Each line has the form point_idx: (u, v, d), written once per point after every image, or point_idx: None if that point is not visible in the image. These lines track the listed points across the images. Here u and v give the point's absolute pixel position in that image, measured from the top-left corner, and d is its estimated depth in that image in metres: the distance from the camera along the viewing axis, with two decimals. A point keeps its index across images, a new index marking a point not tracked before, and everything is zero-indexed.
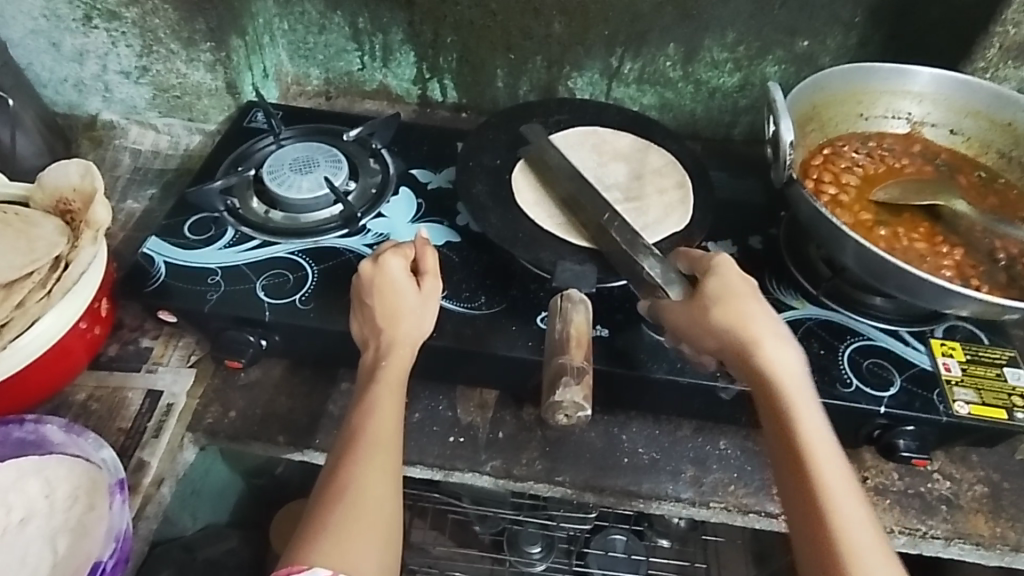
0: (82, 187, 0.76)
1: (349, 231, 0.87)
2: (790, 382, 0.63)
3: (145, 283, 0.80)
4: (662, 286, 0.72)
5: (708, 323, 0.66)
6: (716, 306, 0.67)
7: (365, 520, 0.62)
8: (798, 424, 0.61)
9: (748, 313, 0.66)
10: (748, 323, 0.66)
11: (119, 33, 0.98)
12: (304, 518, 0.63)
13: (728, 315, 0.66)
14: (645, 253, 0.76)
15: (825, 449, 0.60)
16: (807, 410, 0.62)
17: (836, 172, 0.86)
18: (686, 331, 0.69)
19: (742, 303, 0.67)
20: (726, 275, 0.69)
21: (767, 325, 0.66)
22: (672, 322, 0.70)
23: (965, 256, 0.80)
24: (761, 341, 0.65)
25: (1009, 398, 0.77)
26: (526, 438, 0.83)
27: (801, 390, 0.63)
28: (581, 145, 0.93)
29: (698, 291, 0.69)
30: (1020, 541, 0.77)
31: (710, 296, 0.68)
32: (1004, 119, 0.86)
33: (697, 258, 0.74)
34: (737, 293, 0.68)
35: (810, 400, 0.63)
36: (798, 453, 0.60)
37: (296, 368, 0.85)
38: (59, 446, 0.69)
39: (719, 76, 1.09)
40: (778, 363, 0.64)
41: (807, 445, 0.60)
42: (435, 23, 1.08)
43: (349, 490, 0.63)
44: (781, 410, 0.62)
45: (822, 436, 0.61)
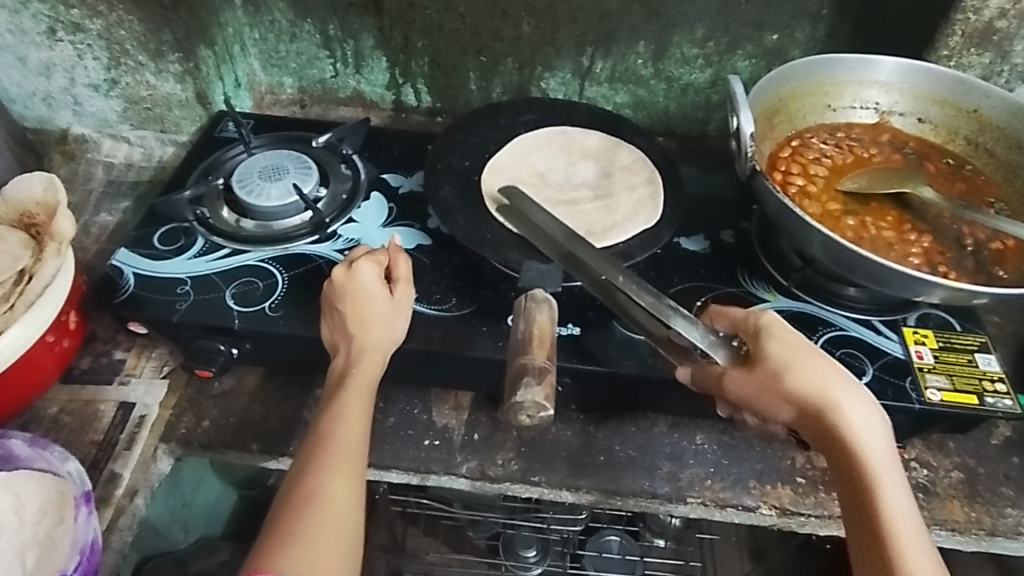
0: (46, 201, 0.76)
1: (320, 237, 0.87)
2: (873, 454, 0.61)
3: (114, 294, 0.79)
4: (707, 353, 0.67)
5: (782, 392, 0.62)
6: (789, 373, 0.62)
7: (331, 528, 0.62)
8: (881, 499, 0.59)
9: (824, 379, 0.62)
10: (826, 389, 0.62)
11: (85, 45, 0.98)
12: (269, 525, 0.63)
13: (805, 384, 0.62)
14: (673, 314, 0.67)
15: (907, 526, 0.59)
16: (892, 484, 0.60)
17: (804, 164, 0.86)
18: (751, 399, 0.64)
19: (817, 367, 0.63)
20: (786, 337, 0.65)
21: (846, 390, 0.62)
22: (730, 391, 0.65)
23: (933, 243, 0.80)
24: (842, 408, 0.62)
25: (980, 384, 0.77)
26: (501, 439, 0.82)
27: (886, 461, 0.61)
28: (549, 146, 0.94)
29: (761, 354, 0.64)
30: (997, 526, 0.77)
31: (778, 362, 0.63)
32: (969, 106, 0.86)
33: (739, 318, 0.69)
34: (807, 356, 0.63)
35: (895, 472, 0.61)
36: (882, 532, 0.59)
37: (270, 376, 0.85)
38: (26, 461, 0.69)
39: (690, 72, 1.09)
40: (862, 432, 0.61)
41: (893, 528, 0.58)
42: (405, 28, 1.08)
43: (316, 497, 0.63)
44: (866, 484, 0.60)
45: (908, 515, 0.59)
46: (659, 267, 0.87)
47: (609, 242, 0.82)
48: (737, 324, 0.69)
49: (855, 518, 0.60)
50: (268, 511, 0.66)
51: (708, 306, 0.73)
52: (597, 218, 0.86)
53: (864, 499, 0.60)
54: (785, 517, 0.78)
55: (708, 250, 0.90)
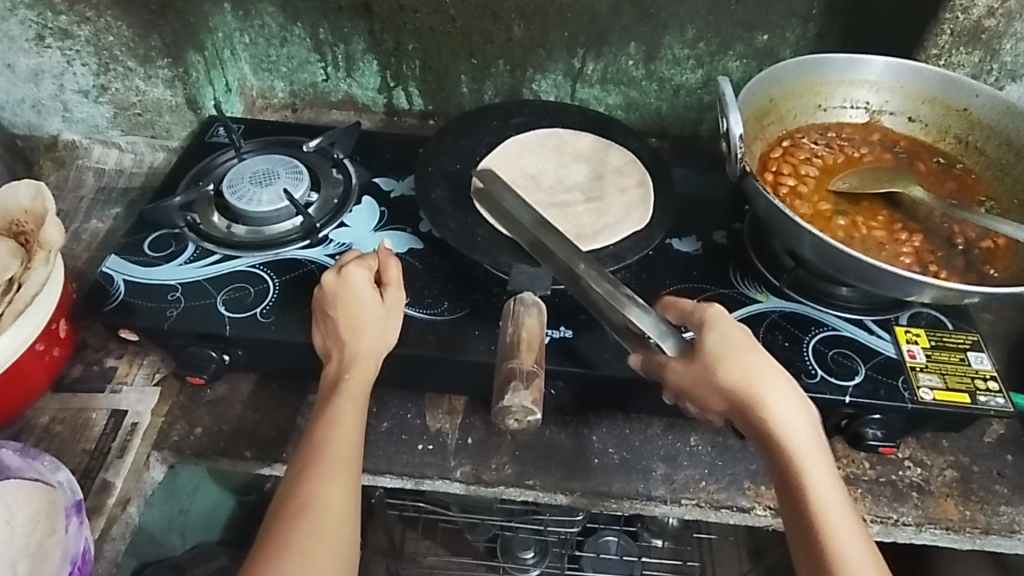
0: (35, 209, 0.75)
1: (311, 242, 0.87)
2: (800, 443, 0.62)
3: (104, 302, 0.79)
4: (656, 341, 0.66)
5: (715, 383, 0.63)
6: (722, 366, 0.64)
7: (327, 538, 0.62)
8: (810, 488, 0.60)
9: (754, 370, 0.64)
10: (755, 381, 0.63)
11: (74, 51, 0.98)
12: (263, 535, 0.63)
13: (735, 376, 0.63)
14: (628, 304, 0.68)
15: (837, 513, 0.60)
16: (820, 474, 0.61)
17: (795, 164, 0.87)
18: (691, 392, 0.65)
19: (748, 359, 0.64)
20: (723, 329, 0.66)
21: (777, 383, 0.64)
22: (672, 381, 0.65)
23: (924, 242, 0.80)
24: (769, 400, 0.63)
25: (973, 382, 0.77)
26: (495, 442, 0.82)
27: (813, 452, 0.62)
28: (540, 148, 0.94)
29: (697, 345, 0.66)
30: (990, 523, 0.77)
31: (712, 355, 0.64)
32: (959, 105, 0.87)
33: (684, 310, 0.70)
34: (740, 347, 0.65)
35: (823, 462, 0.62)
36: (813, 521, 0.59)
37: (264, 382, 0.85)
38: (16, 470, 0.68)
39: (681, 73, 1.09)
40: (788, 422, 0.62)
41: (823, 515, 0.59)
42: (396, 31, 1.08)
43: (311, 507, 0.63)
44: (795, 474, 0.61)
45: (837, 503, 0.60)
46: (651, 269, 0.87)
47: (599, 245, 0.82)
48: (682, 315, 0.70)
49: (789, 510, 0.61)
50: (262, 521, 0.66)
51: (660, 298, 0.75)
52: (589, 220, 0.85)
53: (794, 489, 0.61)
54: (780, 517, 0.78)
55: (700, 251, 0.90)
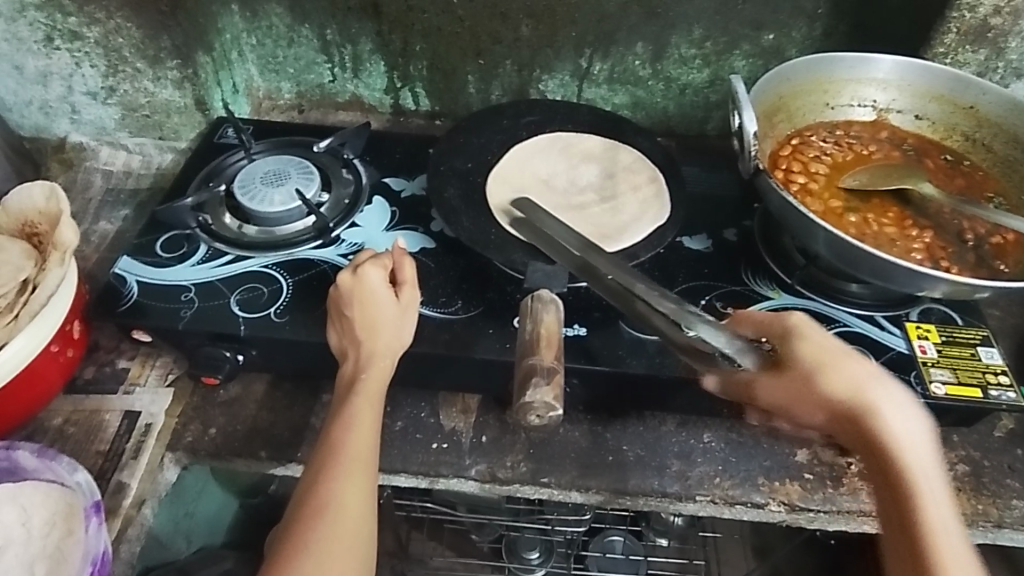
0: (49, 210, 0.75)
1: (323, 242, 0.87)
2: (912, 453, 0.60)
3: (118, 303, 0.79)
4: (734, 358, 0.67)
5: (815, 392, 0.63)
6: (822, 375, 0.63)
7: (347, 538, 0.62)
8: (920, 497, 0.58)
9: (857, 379, 0.63)
10: (865, 389, 0.63)
11: (83, 53, 0.98)
12: (281, 536, 0.63)
13: (839, 386, 0.63)
14: (692, 319, 0.67)
15: (947, 528, 0.57)
16: (930, 481, 0.59)
17: (805, 161, 0.87)
18: (783, 405, 0.66)
19: (847, 366, 0.64)
20: (817, 339, 0.66)
21: (883, 390, 0.63)
22: (762, 397, 0.66)
23: (935, 238, 0.80)
24: (879, 407, 0.62)
25: (984, 377, 0.77)
26: (510, 440, 0.82)
27: (927, 464, 0.60)
28: (549, 149, 0.94)
29: (790, 355, 0.66)
30: (1003, 517, 0.78)
31: (811, 363, 0.64)
32: (966, 103, 0.87)
33: (767, 322, 0.69)
34: (838, 356, 0.64)
35: (935, 469, 0.60)
36: (915, 525, 0.57)
37: (277, 383, 0.84)
38: (33, 472, 0.68)
39: (688, 72, 1.10)
40: (901, 431, 0.61)
41: (931, 527, 0.57)
42: (403, 31, 1.08)
43: (330, 507, 0.63)
44: (897, 479, 0.59)
45: (948, 518, 0.57)
46: (663, 267, 0.87)
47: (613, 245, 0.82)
48: (765, 328, 0.69)
49: (887, 515, 0.59)
50: (280, 522, 0.66)
51: (735, 311, 0.74)
52: (605, 221, 0.86)
53: (895, 493, 0.59)
54: (794, 513, 0.79)
55: (712, 249, 0.90)
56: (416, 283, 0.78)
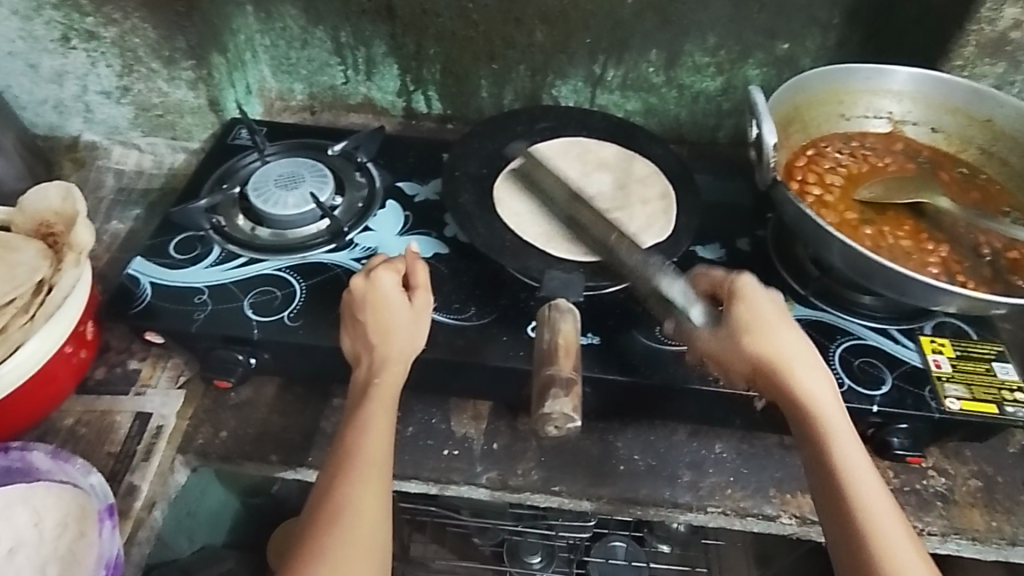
0: (65, 210, 0.76)
1: (337, 245, 0.87)
2: (825, 410, 0.65)
3: (131, 304, 0.79)
4: (683, 308, 0.70)
5: (742, 351, 0.67)
6: (750, 334, 0.67)
7: (361, 544, 0.62)
8: (835, 453, 0.63)
9: (779, 339, 0.67)
10: (781, 350, 0.66)
11: (98, 53, 0.98)
12: (296, 541, 0.63)
13: (761, 346, 0.66)
14: (663, 269, 0.73)
15: (862, 475, 0.62)
16: (841, 433, 0.64)
17: (820, 173, 0.87)
18: (720, 357, 0.69)
19: (772, 328, 0.67)
20: (750, 301, 0.69)
21: (799, 353, 0.67)
22: (702, 348, 0.69)
23: (951, 252, 0.80)
24: (795, 368, 0.66)
25: (999, 393, 0.77)
26: (522, 448, 0.82)
27: (839, 419, 0.65)
28: (566, 153, 0.94)
29: (724, 316, 0.69)
30: (1016, 534, 0.77)
31: (741, 323, 0.67)
32: (982, 116, 0.87)
33: (718, 280, 0.73)
34: (766, 318, 0.68)
35: (846, 424, 0.65)
36: (836, 477, 0.62)
37: (288, 386, 0.84)
38: (46, 473, 0.68)
39: (701, 80, 1.10)
40: (815, 389, 0.65)
41: (848, 477, 0.62)
42: (417, 35, 1.08)
43: (345, 512, 0.63)
44: (816, 435, 0.64)
45: (862, 467, 0.63)
46: (677, 276, 0.87)
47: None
48: (715, 287, 0.73)
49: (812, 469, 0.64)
50: (294, 528, 0.65)
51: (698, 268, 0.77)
52: (613, 230, 0.84)
53: (816, 449, 0.64)
54: (805, 525, 0.79)
55: (725, 259, 0.90)
56: (429, 288, 0.77)
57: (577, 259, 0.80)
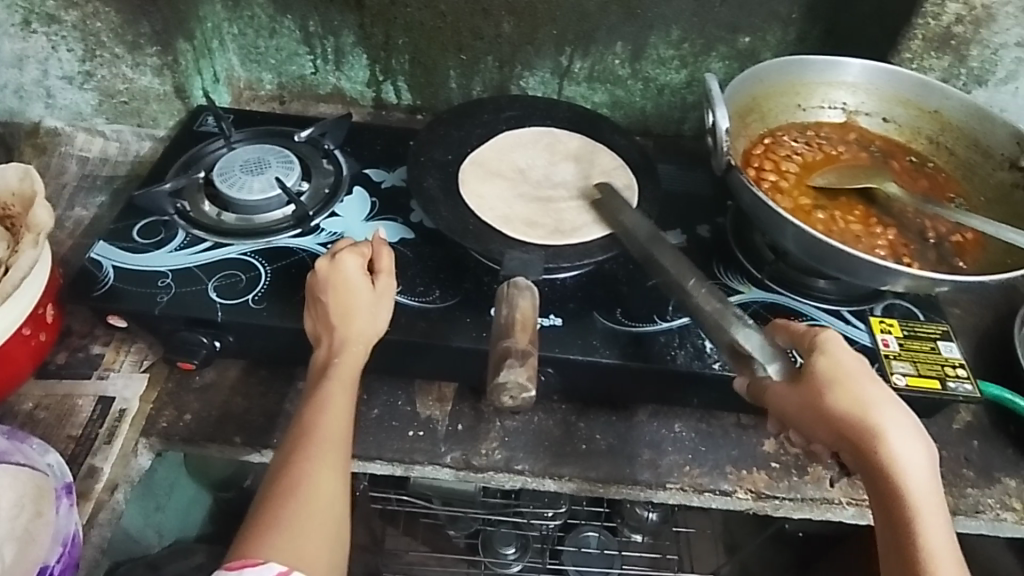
0: (22, 191, 0.75)
1: (302, 230, 0.87)
2: (914, 482, 0.60)
3: (93, 286, 0.78)
4: (757, 361, 0.66)
5: (823, 409, 0.61)
6: (833, 393, 0.62)
7: (316, 516, 0.62)
8: (919, 530, 0.59)
9: (868, 399, 0.62)
10: (870, 413, 0.61)
11: (59, 37, 0.97)
12: (253, 513, 0.64)
13: (848, 408, 0.61)
14: (738, 322, 0.68)
15: (946, 560, 0.58)
16: (931, 515, 0.59)
17: (776, 160, 0.90)
18: (794, 416, 0.63)
19: (859, 384, 0.62)
20: (837, 355, 0.64)
21: (896, 416, 0.61)
22: (776, 404, 0.64)
23: (898, 236, 0.83)
24: (886, 433, 0.61)
25: (943, 369, 0.80)
26: (485, 428, 0.83)
27: (929, 495, 0.60)
28: (537, 142, 0.96)
29: (806, 368, 0.64)
30: (957, 505, 0.81)
31: (826, 379, 0.62)
32: (932, 107, 0.91)
33: (798, 334, 0.68)
34: (851, 374, 0.63)
35: (935, 500, 0.60)
36: (918, 560, 0.58)
37: (253, 369, 0.85)
38: (2, 454, 0.68)
39: (666, 73, 1.12)
40: (906, 458, 0.60)
41: (930, 560, 0.58)
42: (385, 25, 1.09)
43: (301, 485, 0.63)
44: (903, 513, 0.59)
45: (947, 551, 0.58)
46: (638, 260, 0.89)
47: (585, 238, 0.82)
48: (797, 339, 0.68)
49: (891, 545, 0.60)
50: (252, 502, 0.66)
51: (773, 320, 0.73)
52: (570, 216, 0.86)
53: (902, 530, 0.59)
54: (760, 500, 0.81)
55: (685, 245, 0.92)
56: (392, 273, 0.77)
57: (529, 241, 0.81)
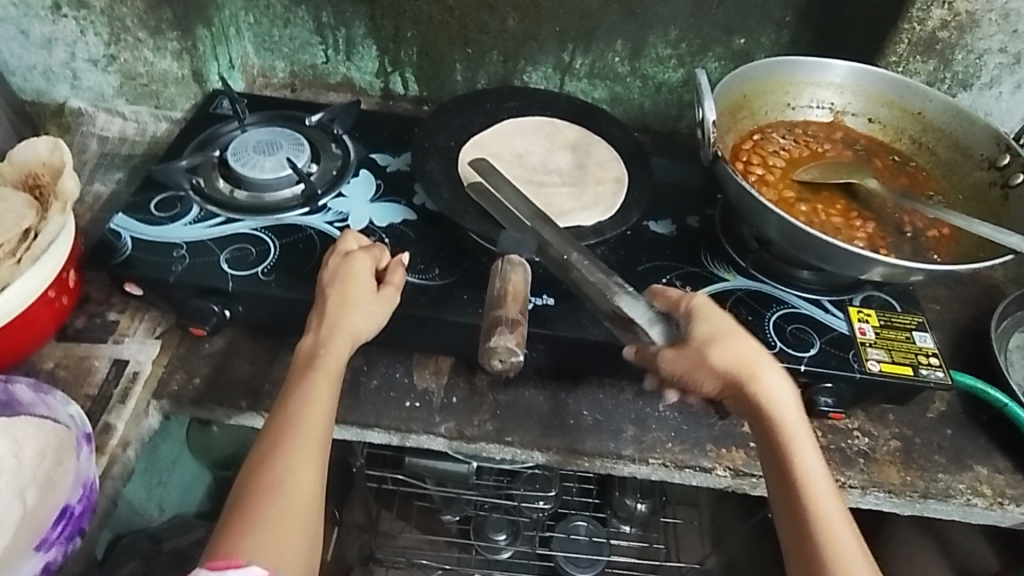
0: (52, 161, 0.81)
1: (310, 209, 0.92)
2: (787, 416, 0.66)
3: (112, 255, 0.83)
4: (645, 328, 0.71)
5: (706, 359, 0.67)
6: (714, 344, 0.68)
7: (296, 513, 0.64)
8: (796, 457, 0.65)
9: (743, 347, 0.68)
10: (746, 358, 0.67)
11: (87, 21, 1.02)
12: (230, 510, 0.64)
13: (728, 358, 0.67)
14: (620, 291, 0.73)
15: (820, 483, 0.64)
16: (806, 446, 0.65)
17: (763, 155, 0.94)
18: (683, 374, 0.68)
19: (735, 336, 0.69)
20: (712, 315, 0.71)
21: (769, 362, 0.68)
22: (666, 368, 0.69)
23: (877, 229, 0.88)
24: (761, 373, 0.67)
25: (916, 357, 0.84)
26: (478, 402, 0.88)
27: (801, 427, 0.66)
28: (538, 130, 1.00)
29: (685, 329, 0.70)
30: (928, 488, 0.84)
31: (705, 334, 0.69)
32: (914, 109, 0.95)
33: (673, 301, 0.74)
34: (725, 328, 0.69)
35: (807, 433, 0.66)
36: (800, 490, 0.63)
37: (260, 339, 0.89)
38: (28, 406, 0.72)
39: (664, 71, 1.16)
40: (778, 394, 0.67)
41: (804, 482, 0.63)
42: (396, 17, 1.13)
43: (286, 481, 0.65)
44: (781, 445, 0.65)
45: (820, 476, 0.64)
46: (629, 246, 0.93)
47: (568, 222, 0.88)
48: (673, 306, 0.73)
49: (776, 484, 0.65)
50: (227, 495, 0.66)
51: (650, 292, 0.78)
52: (558, 202, 0.91)
53: (781, 463, 0.65)
54: (738, 477, 0.85)
55: (674, 234, 0.97)
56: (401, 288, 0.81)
57: None
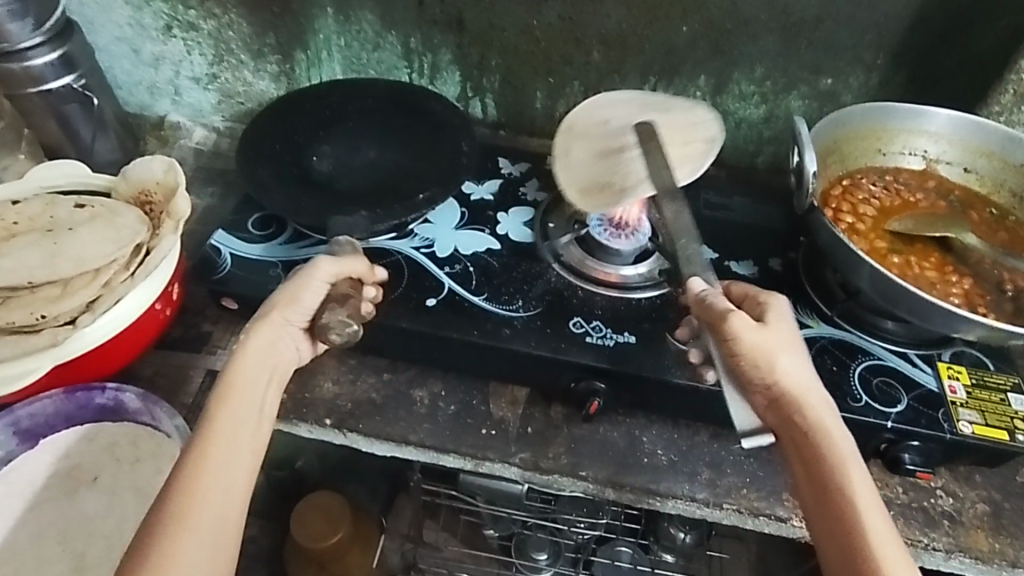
0: (166, 181, 0.86)
1: (398, 234, 0.95)
2: (838, 440, 0.62)
3: (212, 271, 0.87)
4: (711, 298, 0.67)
5: (770, 358, 0.64)
6: (778, 353, 0.65)
7: (214, 508, 0.56)
8: (844, 475, 0.60)
9: (790, 364, 0.65)
10: (797, 372, 0.65)
11: (194, 42, 1.10)
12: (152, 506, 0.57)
13: (792, 373, 0.64)
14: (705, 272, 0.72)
15: (868, 503, 0.59)
16: (859, 469, 0.61)
17: (854, 203, 0.93)
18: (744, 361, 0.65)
19: (788, 347, 0.66)
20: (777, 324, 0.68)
21: (814, 393, 0.64)
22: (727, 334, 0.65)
23: (974, 286, 0.85)
24: (813, 399, 0.64)
25: (1012, 422, 0.82)
26: (553, 433, 0.88)
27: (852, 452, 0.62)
28: (629, 104, 1.01)
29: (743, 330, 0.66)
30: (1018, 558, 0.81)
31: (769, 343, 0.65)
32: (1017, 162, 0.91)
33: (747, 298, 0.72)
34: (782, 340, 0.66)
35: (861, 461, 0.61)
36: (843, 514, 0.59)
37: (344, 358, 0.92)
38: (135, 413, 0.81)
39: (746, 108, 1.16)
40: (830, 419, 0.63)
41: (853, 503, 0.59)
42: (483, 46, 1.15)
43: (200, 484, 0.57)
44: (826, 465, 0.61)
45: (872, 502, 0.59)
46: None
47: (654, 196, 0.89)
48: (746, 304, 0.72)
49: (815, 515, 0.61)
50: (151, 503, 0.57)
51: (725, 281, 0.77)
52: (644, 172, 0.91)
53: (827, 481, 0.61)
54: None
55: (755, 276, 0.97)
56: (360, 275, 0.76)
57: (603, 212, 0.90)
